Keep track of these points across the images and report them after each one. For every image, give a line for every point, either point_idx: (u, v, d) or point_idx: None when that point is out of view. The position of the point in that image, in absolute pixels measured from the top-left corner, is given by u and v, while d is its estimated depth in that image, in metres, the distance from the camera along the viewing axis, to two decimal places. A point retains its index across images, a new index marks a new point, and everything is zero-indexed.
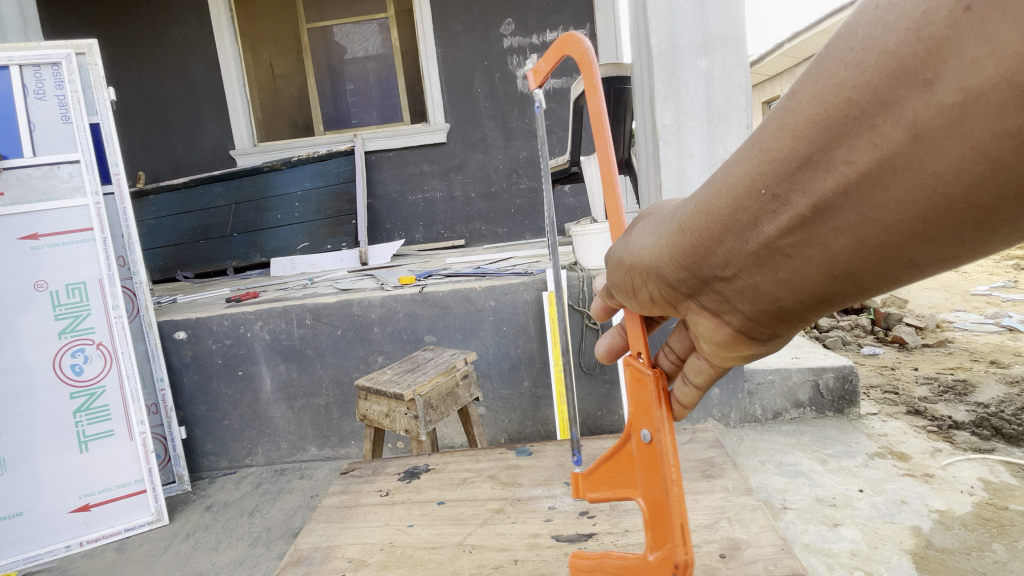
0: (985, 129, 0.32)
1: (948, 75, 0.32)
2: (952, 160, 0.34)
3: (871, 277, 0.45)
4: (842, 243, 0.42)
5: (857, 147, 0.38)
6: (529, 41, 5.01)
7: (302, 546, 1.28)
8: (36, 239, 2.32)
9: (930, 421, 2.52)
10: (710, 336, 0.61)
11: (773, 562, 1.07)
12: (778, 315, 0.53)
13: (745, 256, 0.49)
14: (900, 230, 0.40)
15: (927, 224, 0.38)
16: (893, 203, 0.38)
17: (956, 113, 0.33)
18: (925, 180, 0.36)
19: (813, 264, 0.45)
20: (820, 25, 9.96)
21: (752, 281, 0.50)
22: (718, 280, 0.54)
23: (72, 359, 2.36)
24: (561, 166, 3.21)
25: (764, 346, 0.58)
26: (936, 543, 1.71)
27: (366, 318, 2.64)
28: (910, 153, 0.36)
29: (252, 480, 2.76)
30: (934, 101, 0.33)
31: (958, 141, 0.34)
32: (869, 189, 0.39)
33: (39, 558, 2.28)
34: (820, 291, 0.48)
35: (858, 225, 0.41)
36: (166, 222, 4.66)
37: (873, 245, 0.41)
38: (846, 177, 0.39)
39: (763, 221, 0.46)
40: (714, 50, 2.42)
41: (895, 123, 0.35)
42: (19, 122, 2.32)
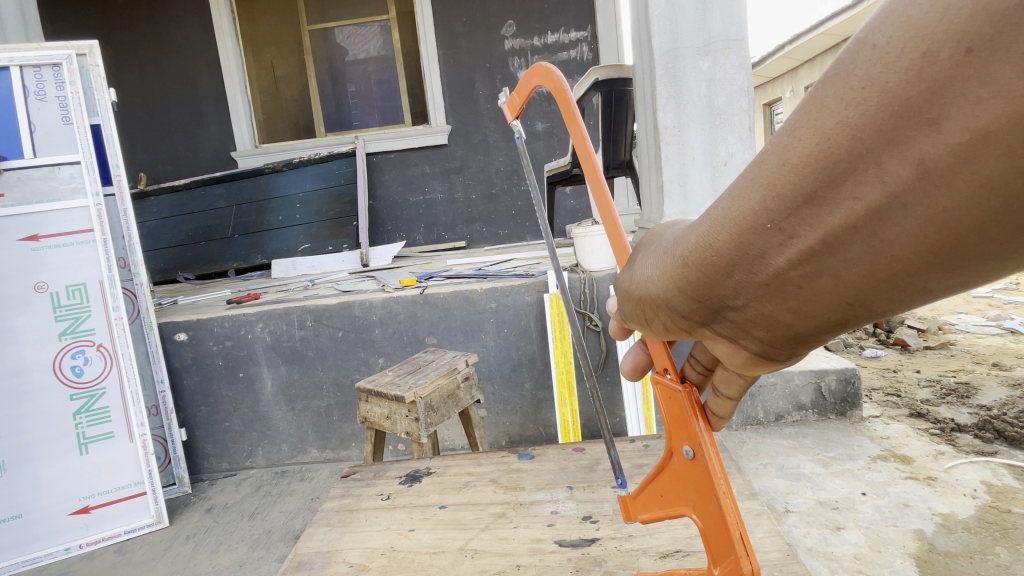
0: (995, 166, 0.31)
1: (953, 114, 0.31)
2: (963, 195, 0.33)
3: (886, 304, 0.43)
4: (855, 274, 0.40)
5: (863, 184, 0.36)
6: (530, 42, 5.02)
7: (303, 550, 1.28)
8: (36, 240, 2.32)
9: (933, 424, 2.51)
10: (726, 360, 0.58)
11: (778, 567, 1.06)
12: (792, 342, 0.51)
13: (756, 287, 0.47)
14: (912, 263, 0.38)
15: (943, 255, 0.36)
16: (905, 238, 0.36)
17: (964, 153, 0.31)
18: (933, 216, 0.34)
19: (827, 295, 0.43)
20: (821, 28, 9.97)
21: (765, 311, 0.48)
22: (729, 309, 0.51)
23: (73, 360, 2.36)
24: (562, 167, 3.20)
25: (784, 367, 0.56)
26: (938, 547, 1.70)
27: (367, 320, 2.64)
28: (919, 190, 0.34)
29: (253, 482, 2.76)
30: (941, 140, 0.32)
31: (968, 178, 0.32)
32: (879, 224, 0.37)
33: (38, 560, 2.27)
34: (835, 320, 0.46)
35: (870, 258, 0.39)
36: (167, 224, 4.66)
37: (887, 276, 0.39)
38: (854, 214, 0.37)
39: (771, 255, 0.44)
40: (715, 52, 2.42)
41: (901, 161, 0.33)
42: (20, 123, 2.32)
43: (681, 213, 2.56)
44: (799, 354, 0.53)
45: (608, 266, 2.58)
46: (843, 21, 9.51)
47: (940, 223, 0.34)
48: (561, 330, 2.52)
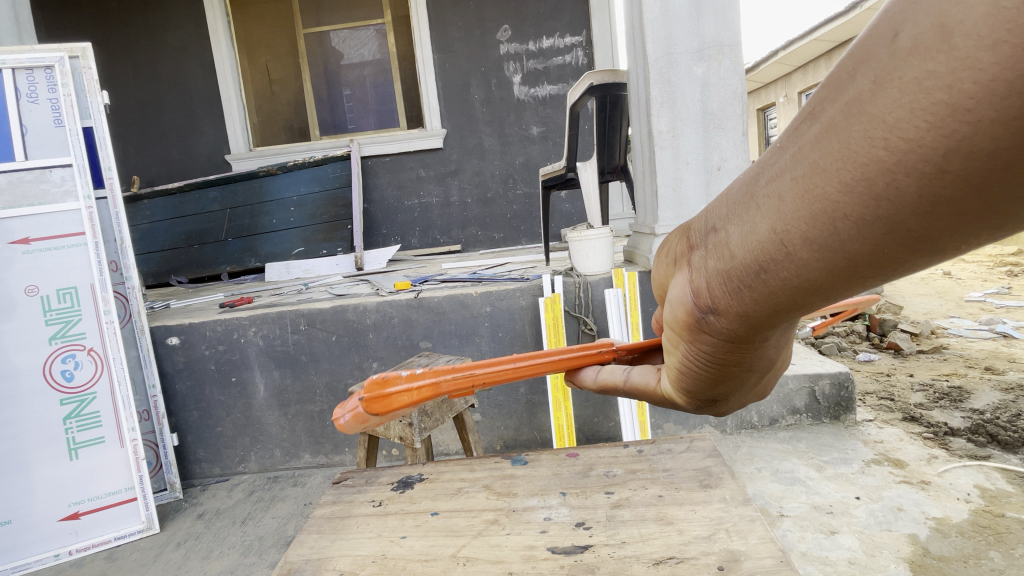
0: (917, 69, 0.28)
1: (912, 21, 0.29)
2: (893, 104, 0.30)
3: (807, 255, 0.37)
4: (793, 196, 0.36)
5: (837, 95, 0.34)
6: (526, 47, 5.03)
7: (294, 558, 1.27)
8: (27, 243, 2.30)
9: (926, 428, 2.52)
10: (669, 308, 0.52)
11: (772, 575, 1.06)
12: (720, 292, 0.45)
13: (727, 209, 0.43)
14: (834, 185, 0.34)
15: (867, 182, 0.32)
16: (837, 153, 0.33)
17: (904, 57, 0.29)
18: (865, 124, 0.31)
19: (765, 225, 0.39)
20: (813, 35, 10.08)
21: (720, 242, 0.44)
22: (703, 242, 0.47)
23: (63, 365, 2.33)
24: (557, 172, 3.17)
25: (709, 342, 0.49)
26: (933, 551, 1.70)
27: (361, 323, 2.63)
28: (866, 99, 0.31)
29: (245, 488, 2.73)
30: (897, 49, 0.30)
31: (897, 87, 0.29)
32: (825, 138, 0.34)
33: (28, 566, 2.24)
34: (757, 263, 0.40)
35: (807, 173, 0.35)
36: (160, 226, 4.63)
37: (812, 201, 0.35)
38: (820, 122, 0.34)
39: (758, 173, 0.41)
40: (710, 57, 2.44)
41: (866, 69, 0.32)
42: (11, 125, 2.30)
43: (675, 217, 2.56)
44: (724, 323, 0.46)
45: (603, 270, 2.59)
46: (834, 28, 9.57)
47: (865, 132, 0.31)
48: (556, 334, 2.50)
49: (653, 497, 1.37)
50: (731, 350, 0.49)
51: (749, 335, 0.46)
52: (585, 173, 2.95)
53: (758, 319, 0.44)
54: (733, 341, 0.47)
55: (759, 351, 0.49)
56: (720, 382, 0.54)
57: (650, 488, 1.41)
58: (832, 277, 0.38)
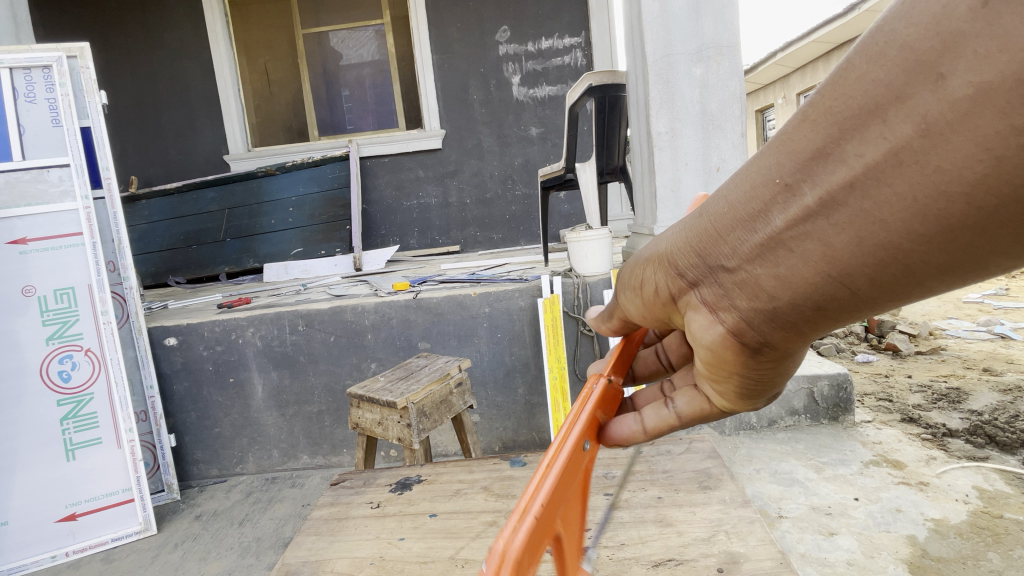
0: (990, 124, 0.29)
1: (962, 68, 0.30)
2: (959, 157, 0.31)
3: (868, 288, 0.41)
4: (842, 241, 0.39)
5: (865, 142, 0.35)
6: (524, 48, 5.03)
7: (291, 560, 1.26)
8: (24, 244, 2.29)
9: (924, 429, 2.52)
10: (704, 348, 0.55)
11: None
12: (771, 319, 0.48)
13: (753, 249, 0.45)
14: (899, 233, 0.36)
15: (936, 229, 0.35)
16: (896, 204, 0.35)
17: (967, 109, 0.30)
18: (924, 178, 0.33)
19: (815, 267, 0.41)
20: (810, 37, 10.11)
21: (752, 281, 0.47)
22: (723, 277, 0.50)
23: (60, 365, 2.33)
24: (556, 173, 3.17)
25: (756, 361, 0.52)
26: (931, 552, 1.70)
27: (359, 324, 2.62)
28: (919, 149, 0.33)
29: (243, 489, 2.73)
30: (947, 96, 0.31)
31: (962, 136, 0.31)
32: (872, 187, 0.36)
33: (24, 568, 2.23)
34: (816, 298, 0.43)
35: (859, 223, 0.37)
36: (158, 227, 4.62)
37: (872, 248, 0.38)
38: (854, 169, 0.36)
39: (773, 212, 0.43)
40: (708, 58, 2.44)
41: (905, 116, 0.33)
42: (8, 125, 2.29)
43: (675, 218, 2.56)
44: (779, 346, 0.50)
45: (601, 271, 2.59)
46: (831, 30, 9.59)
47: (930, 185, 0.33)
48: (555, 335, 2.51)
49: (652, 498, 1.37)
50: (778, 363, 0.53)
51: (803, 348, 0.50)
52: (584, 173, 2.95)
53: (805, 337, 0.49)
54: (782, 353, 0.51)
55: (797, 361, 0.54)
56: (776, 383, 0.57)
57: (649, 490, 1.41)
58: (893, 300, 0.42)
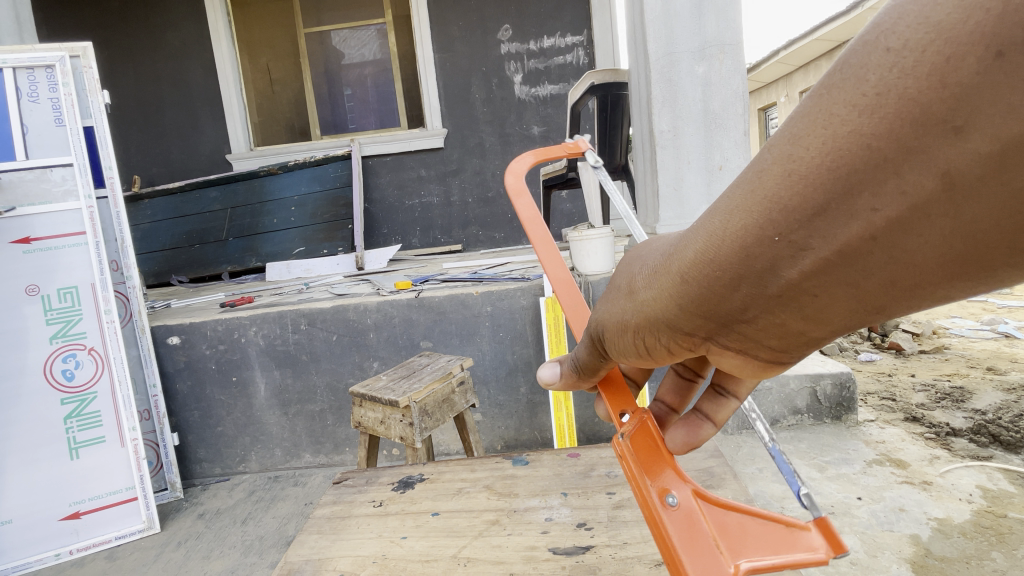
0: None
1: (982, 123, 0.30)
2: (987, 205, 0.33)
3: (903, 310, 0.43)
4: (876, 283, 0.40)
5: (881, 195, 0.36)
6: (526, 46, 5.02)
7: (293, 558, 1.26)
8: (28, 243, 2.30)
9: (928, 428, 2.52)
10: (740, 372, 0.59)
11: None
12: (807, 344, 0.51)
13: (770, 302, 0.47)
14: (933, 269, 0.38)
15: (967, 263, 0.37)
16: (926, 247, 0.36)
17: (1000, 164, 0.31)
18: (952, 224, 0.35)
19: (846, 304, 0.43)
20: (813, 34, 10.07)
21: (777, 321, 0.48)
22: (741, 324, 0.51)
23: (64, 364, 2.33)
24: (558, 171, 3.16)
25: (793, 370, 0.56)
26: (935, 552, 1.70)
27: (362, 323, 2.62)
28: (944, 199, 0.34)
29: (246, 487, 2.73)
30: (969, 149, 0.31)
31: (996, 188, 0.32)
32: (899, 234, 0.37)
33: (28, 566, 2.24)
34: (850, 324, 0.46)
35: (890, 267, 0.39)
36: (161, 226, 4.63)
37: (907, 284, 0.40)
38: (875, 223, 0.37)
39: (778, 265, 0.43)
40: (711, 56, 2.44)
41: (924, 170, 0.33)
42: (12, 124, 2.30)
43: (677, 216, 2.55)
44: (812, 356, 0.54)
45: (604, 269, 2.58)
46: (836, 27, 9.54)
47: (963, 232, 0.35)
48: (556, 335, 2.51)
49: None
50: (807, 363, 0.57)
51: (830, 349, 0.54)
52: (586, 172, 2.94)
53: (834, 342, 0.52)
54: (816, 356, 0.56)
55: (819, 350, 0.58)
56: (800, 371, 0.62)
57: None
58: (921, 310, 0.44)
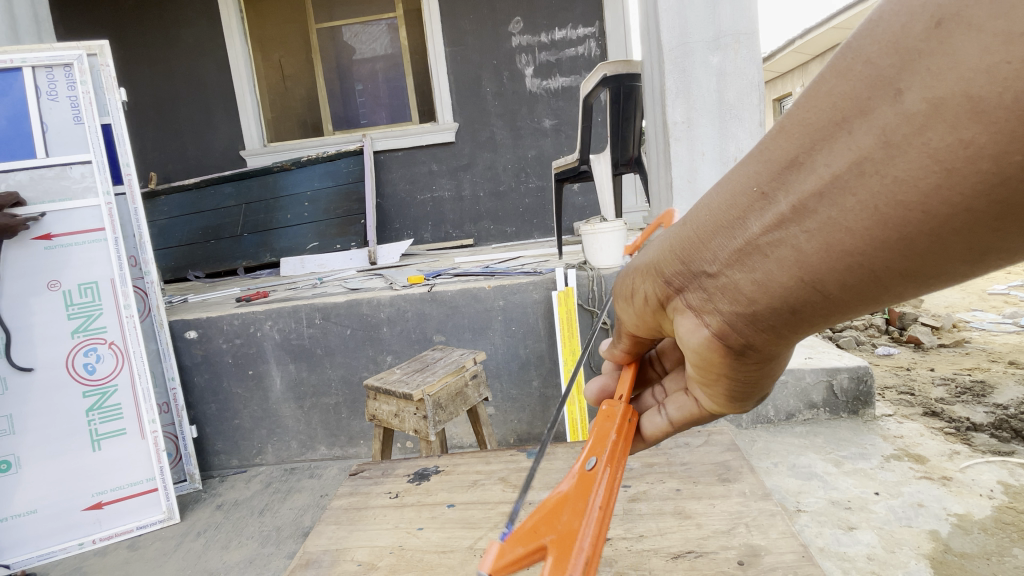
0: (941, 138, 0.32)
1: (917, 84, 0.32)
2: (916, 167, 0.33)
3: (840, 295, 0.42)
4: (814, 246, 0.40)
5: (835, 149, 0.37)
6: (537, 39, 4.98)
7: (311, 548, 1.28)
8: (49, 239, 2.34)
9: (948, 423, 2.48)
10: (692, 352, 0.57)
11: (794, 569, 1.04)
12: (754, 325, 0.49)
13: (729, 258, 0.48)
14: (866, 239, 0.38)
15: (895, 236, 0.37)
16: (859, 210, 0.37)
17: (923, 122, 0.32)
18: (886, 184, 0.35)
19: (788, 269, 0.43)
20: (830, 23, 9.86)
21: (733, 285, 0.48)
22: (700, 284, 0.52)
23: (85, 358, 2.38)
24: (570, 164, 3.12)
25: (738, 364, 0.54)
26: (954, 548, 1.68)
27: (375, 317, 2.64)
28: (882, 159, 0.35)
29: (263, 479, 2.77)
30: (903, 109, 0.33)
31: (919, 149, 0.33)
32: (840, 194, 0.37)
33: (53, 555, 2.30)
34: (791, 300, 0.45)
35: (829, 231, 0.39)
36: (177, 222, 4.69)
37: (841, 254, 0.39)
38: (826, 178, 0.38)
39: (748, 216, 0.45)
40: (726, 46, 2.40)
41: (869, 128, 0.35)
42: (32, 123, 2.34)
43: None
44: (760, 354, 0.52)
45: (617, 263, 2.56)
46: (853, 15, 9.33)
47: (892, 196, 0.35)
48: (569, 328, 2.50)
49: (670, 491, 1.36)
50: (760, 368, 0.55)
51: (778, 354, 0.53)
52: (599, 165, 2.92)
53: (786, 338, 0.50)
54: (764, 359, 0.53)
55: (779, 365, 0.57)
56: (757, 386, 0.59)
57: (667, 482, 1.40)
58: (862, 307, 0.44)
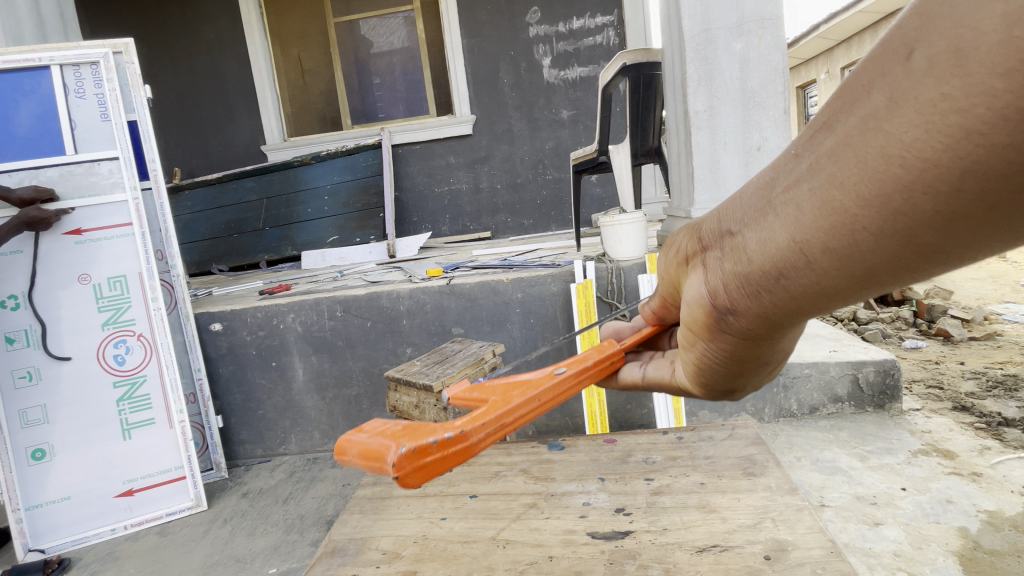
0: (931, 94, 0.33)
1: (924, 46, 0.34)
2: (908, 122, 0.35)
3: (823, 261, 0.43)
4: (811, 203, 0.42)
5: (853, 108, 0.39)
6: (555, 29, 4.94)
7: (337, 537, 1.30)
8: (79, 234, 2.41)
9: (978, 418, 2.42)
10: (687, 310, 0.59)
11: (823, 565, 1.03)
12: (746, 290, 0.50)
13: (745, 217, 0.49)
14: (854, 195, 0.39)
15: (880, 193, 0.37)
16: (854, 165, 0.38)
17: (920, 77, 0.34)
18: (877, 140, 0.37)
19: (784, 226, 0.44)
20: (857, 7, 9.56)
21: (741, 246, 0.49)
22: (716, 245, 0.54)
23: (115, 349, 2.45)
24: (588, 156, 3.10)
25: (725, 332, 0.55)
26: (984, 545, 1.64)
27: (395, 310, 2.66)
28: (884, 115, 0.36)
29: (287, 468, 2.83)
30: (910, 66, 0.35)
31: (911, 105, 0.34)
32: (842, 150, 0.39)
33: (86, 540, 2.38)
34: (779, 263, 0.46)
35: (825, 186, 0.40)
36: (201, 217, 4.78)
37: (830, 211, 0.40)
38: (841, 134, 0.39)
39: (779, 178, 0.46)
40: (749, 32, 2.35)
41: (881, 87, 0.37)
42: (61, 121, 2.40)
43: (712, 199, 2.50)
44: (743, 322, 0.53)
45: (636, 255, 2.54)
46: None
47: (880, 150, 0.37)
48: (588, 322, 2.48)
49: (694, 484, 1.35)
50: (746, 342, 0.55)
51: (765, 332, 0.53)
52: (618, 156, 2.88)
53: (774, 313, 0.50)
54: (752, 333, 0.54)
55: (772, 346, 0.57)
56: (748, 362, 0.59)
57: (691, 475, 1.39)
58: (847, 281, 0.43)
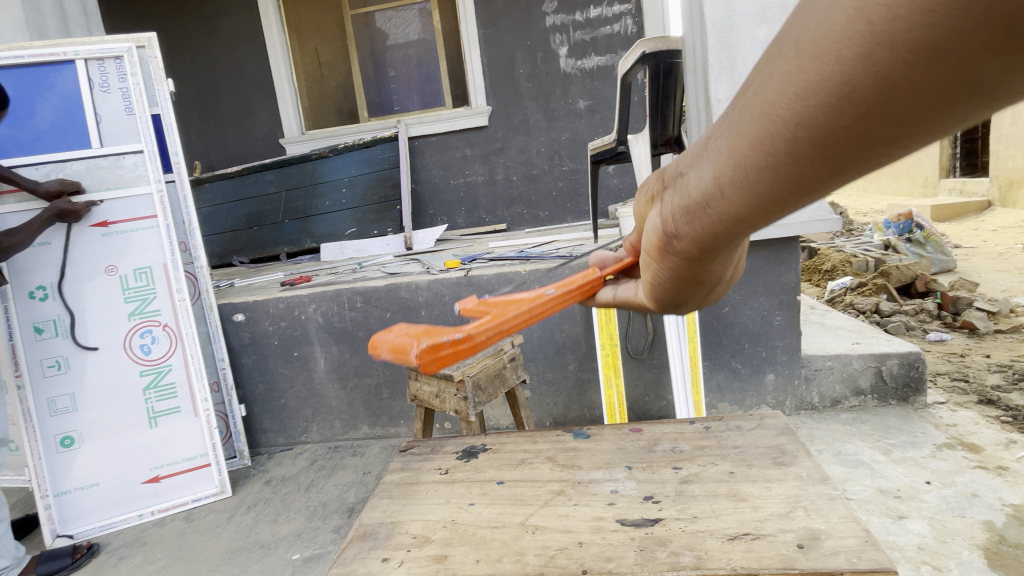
0: (792, 56, 0.38)
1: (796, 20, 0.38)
2: (779, 79, 0.39)
3: (730, 197, 0.48)
4: (723, 147, 0.46)
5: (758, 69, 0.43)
6: (572, 18, 4.89)
7: (367, 521, 1.33)
8: (105, 226, 2.46)
9: (1004, 411, 2.37)
10: (648, 241, 0.64)
11: (857, 554, 1.03)
12: (686, 224, 0.55)
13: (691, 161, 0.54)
14: (747, 140, 0.44)
15: (764, 139, 0.42)
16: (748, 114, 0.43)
17: (789, 41, 0.38)
18: (767, 90, 0.41)
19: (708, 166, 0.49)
20: None
21: (687, 184, 0.54)
22: (671, 187, 0.58)
23: (141, 339, 2.50)
24: (607, 145, 3.06)
25: (675, 259, 0.61)
26: (1010, 539, 1.62)
27: (414, 301, 2.68)
28: (767, 73, 0.41)
29: (308, 456, 2.87)
30: (787, 32, 0.39)
31: (780, 66, 0.39)
32: (742, 105, 0.44)
33: (114, 525, 2.45)
34: (704, 198, 0.51)
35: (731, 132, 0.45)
36: (221, 209, 4.84)
37: (734, 154, 0.45)
38: (746, 92, 0.44)
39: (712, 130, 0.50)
40: (772, 18, 2.33)
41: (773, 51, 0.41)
42: (87, 115, 2.44)
43: None
44: (687, 250, 0.58)
45: None
46: None
47: (762, 103, 0.41)
48: (608, 313, 2.46)
49: (722, 473, 1.35)
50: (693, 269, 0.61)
51: (706, 258, 0.58)
52: (637, 145, 2.88)
53: (708, 242, 0.55)
54: (695, 258, 0.59)
55: (716, 271, 0.62)
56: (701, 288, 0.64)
57: (719, 464, 1.39)
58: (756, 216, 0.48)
